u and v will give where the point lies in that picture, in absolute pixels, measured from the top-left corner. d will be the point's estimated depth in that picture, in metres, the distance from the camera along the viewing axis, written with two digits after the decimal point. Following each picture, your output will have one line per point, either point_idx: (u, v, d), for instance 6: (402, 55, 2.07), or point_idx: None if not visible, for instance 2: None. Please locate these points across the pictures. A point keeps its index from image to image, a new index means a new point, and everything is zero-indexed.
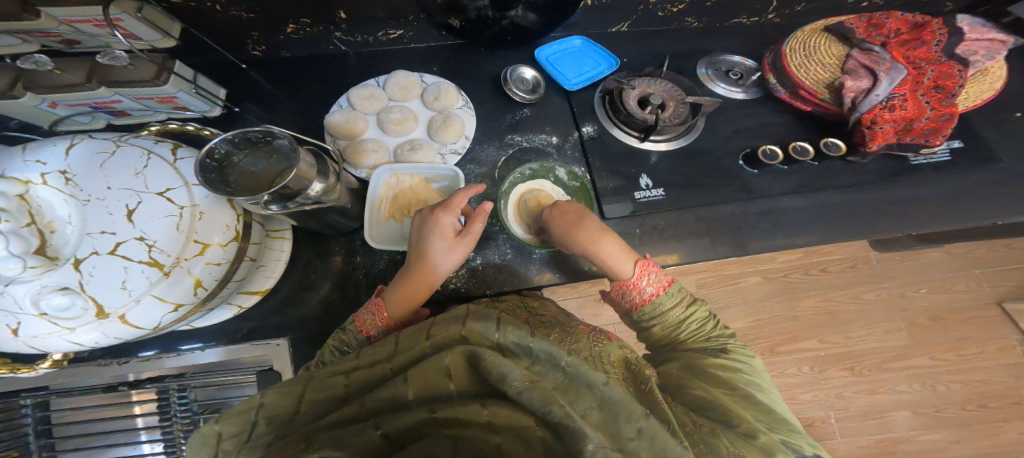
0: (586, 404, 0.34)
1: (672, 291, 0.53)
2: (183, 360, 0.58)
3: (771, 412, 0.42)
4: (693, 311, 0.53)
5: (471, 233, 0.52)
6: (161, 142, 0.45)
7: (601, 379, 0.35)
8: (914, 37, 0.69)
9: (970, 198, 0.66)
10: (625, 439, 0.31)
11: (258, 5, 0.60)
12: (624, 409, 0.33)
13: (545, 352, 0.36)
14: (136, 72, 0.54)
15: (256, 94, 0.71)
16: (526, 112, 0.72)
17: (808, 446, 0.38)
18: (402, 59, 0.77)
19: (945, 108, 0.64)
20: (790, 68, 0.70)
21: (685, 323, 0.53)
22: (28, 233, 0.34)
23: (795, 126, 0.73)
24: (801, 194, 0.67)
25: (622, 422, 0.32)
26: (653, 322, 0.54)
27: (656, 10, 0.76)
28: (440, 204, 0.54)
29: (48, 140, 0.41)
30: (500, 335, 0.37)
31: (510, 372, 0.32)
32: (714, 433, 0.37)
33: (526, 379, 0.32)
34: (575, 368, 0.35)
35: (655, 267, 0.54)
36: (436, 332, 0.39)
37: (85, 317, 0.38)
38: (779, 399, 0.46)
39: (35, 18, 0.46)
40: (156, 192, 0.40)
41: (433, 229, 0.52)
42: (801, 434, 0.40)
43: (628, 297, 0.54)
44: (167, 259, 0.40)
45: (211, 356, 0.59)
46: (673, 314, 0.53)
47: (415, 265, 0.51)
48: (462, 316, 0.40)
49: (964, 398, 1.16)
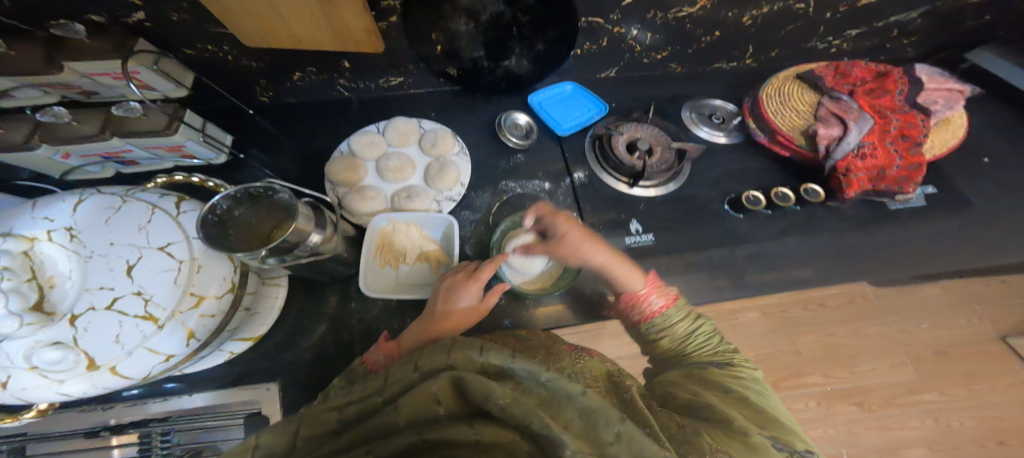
0: (568, 415, 0.34)
1: (679, 305, 0.55)
2: (170, 405, 0.56)
3: (762, 411, 0.42)
4: (700, 326, 0.54)
5: (488, 305, 0.55)
6: (167, 196, 0.46)
7: (580, 390, 0.36)
8: (878, 85, 0.74)
9: (952, 242, 0.68)
10: (605, 445, 0.31)
11: (266, 55, 0.64)
12: (602, 417, 0.33)
13: (527, 370, 0.37)
14: (148, 123, 0.56)
15: (260, 139, 0.74)
16: (519, 157, 0.75)
17: (800, 443, 0.38)
18: (402, 104, 0.80)
19: (912, 157, 0.68)
20: (767, 114, 0.74)
21: (692, 337, 0.53)
22: (28, 288, 0.35)
23: (778, 171, 0.76)
24: (789, 236, 0.69)
25: (601, 428, 0.33)
26: (660, 334, 0.54)
27: (642, 57, 0.81)
28: (471, 272, 0.56)
29: (58, 196, 0.43)
30: (483, 358, 0.37)
31: (494, 391, 0.33)
32: (696, 431, 0.37)
33: (508, 396, 0.33)
34: (554, 382, 0.36)
35: (661, 284, 0.58)
36: (423, 362, 0.38)
37: (76, 370, 0.38)
38: (779, 403, 0.45)
39: (58, 72, 0.50)
40: (157, 246, 0.41)
41: (459, 295, 0.53)
42: (793, 431, 0.40)
43: (636, 309, 0.55)
44: (162, 313, 0.40)
45: (199, 401, 0.57)
46: (680, 327, 0.53)
47: (432, 320, 0.52)
48: (449, 345, 0.39)
49: (979, 435, 1.16)
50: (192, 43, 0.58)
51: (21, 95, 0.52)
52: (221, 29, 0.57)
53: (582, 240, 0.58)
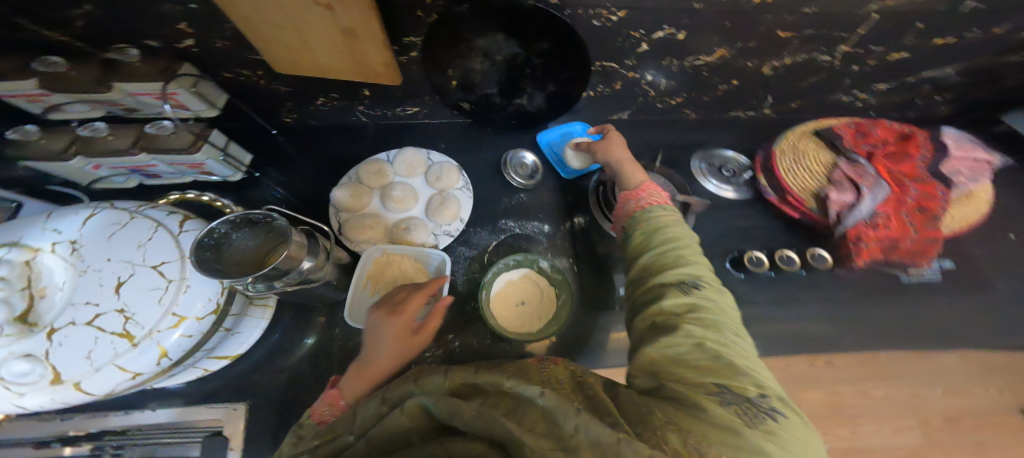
0: (529, 419, 0.32)
1: (664, 207, 0.53)
2: (132, 418, 0.56)
3: (721, 356, 0.35)
4: (668, 234, 0.48)
5: (428, 328, 0.52)
6: (174, 214, 0.48)
7: (536, 391, 0.34)
8: (901, 149, 0.72)
9: (943, 315, 0.70)
10: (567, 438, 0.30)
11: (293, 81, 0.67)
12: (560, 411, 0.32)
13: (490, 382, 0.36)
14: (175, 140, 0.59)
15: (276, 160, 0.78)
16: (523, 197, 0.76)
17: (753, 389, 0.33)
18: (414, 132, 0.83)
19: (929, 231, 0.66)
20: (780, 171, 0.73)
21: (658, 250, 0.47)
22: (18, 297, 0.38)
23: (783, 231, 0.75)
24: (784, 304, 0.69)
25: (561, 421, 0.32)
26: (634, 232, 0.52)
27: (656, 102, 0.81)
28: (393, 304, 0.53)
29: (72, 208, 0.46)
30: (448, 378, 0.37)
31: (460, 409, 0.34)
32: (648, 411, 0.33)
33: (475, 410, 0.33)
34: (516, 387, 0.35)
35: (660, 191, 0.56)
36: (389, 393, 0.38)
37: (39, 384, 0.38)
38: (746, 341, 0.38)
39: (107, 90, 0.52)
40: (151, 264, 0.43)
41: (388, 327, 0.50)
42: (751, 375, 0.34)
43: (624, 202, 0.57)
44: (139, 331, 0.40)
45: (162, 416, 0.56)
46: (655, 229, 0.50)
47: (368, 362, 0.48)
48: (413, 374, 0.39)
49: None
50: (230, 67, 0.61)
51: (70, 109, 0.55)
52: (254, 55, 0.59)
53: (615, 144, 0.66)
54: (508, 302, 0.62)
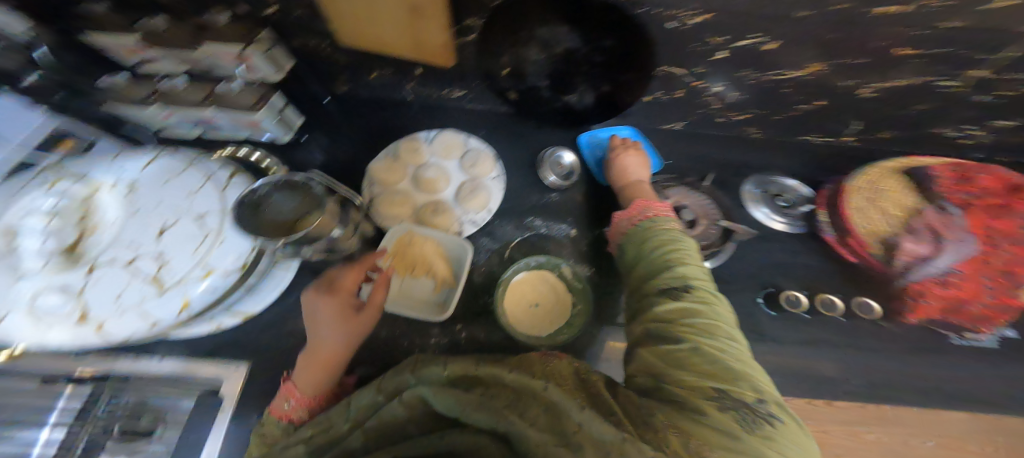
0: (534, 412, 0.38)
1: (647, 222, 0.57)
2: (137, 365, 0.60)
3: (722, 364, 0.39)
4: (669, 245, 0.52)
5: (372, 304, 0.54)
6: (225, 168, 0.51)
7: (540, 385, 0.39)
8: (1007, 202, 0.62)
9: (1009, 396, 0.62)
10: (569, 433, 0.35)
11: (354, 52, 0.68)
12: (562, 408, 0.37)
13: (489, 374, 0.41)
14: (240, 100, 0.63)
15: (320, 124, 0.80)
16: (554, 196, 0.74)
17: (751, 392, 0.37)
18: (455, 116, 0.83)
19: (1006, 298, 0.60)
20: (846, 209, 0.65)
21: (659, 260, 0.51)
22: (73, 230, 0.43)
23: (834, 274, 0.68)
24: (818, 353, 0.62)
25: (565, 418, 0.36)
26: (635, 241, 0.56)
27: (715, 115, 0.75)
28: (333, 284, 0.54)
29: (136, 154, 0.51)
30: (448, 371, 0.42)
31: (461, 400, 0.40)
32: (650, 411, 0.36)
33: (473, 403, 0.40)
34: (516, 382, 0.40)
35: (649, 206, 0.59)
36: (387, 384, 0.43)
37: (68, 319, 0.40)
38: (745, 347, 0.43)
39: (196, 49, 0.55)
40: (194, 215, 0.47)
41: (326, 305, 0.52)
42: (749, 380, 0.38)
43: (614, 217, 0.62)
44: (172, 277, 0.43)
45: (166, 366, 0.60)
46: (658, 236, 0.54)
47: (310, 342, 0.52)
48: (412, 364, 0.44)
49: None
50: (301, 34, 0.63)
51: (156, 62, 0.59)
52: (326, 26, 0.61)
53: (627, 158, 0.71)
54: (520, 302, 0.61)
